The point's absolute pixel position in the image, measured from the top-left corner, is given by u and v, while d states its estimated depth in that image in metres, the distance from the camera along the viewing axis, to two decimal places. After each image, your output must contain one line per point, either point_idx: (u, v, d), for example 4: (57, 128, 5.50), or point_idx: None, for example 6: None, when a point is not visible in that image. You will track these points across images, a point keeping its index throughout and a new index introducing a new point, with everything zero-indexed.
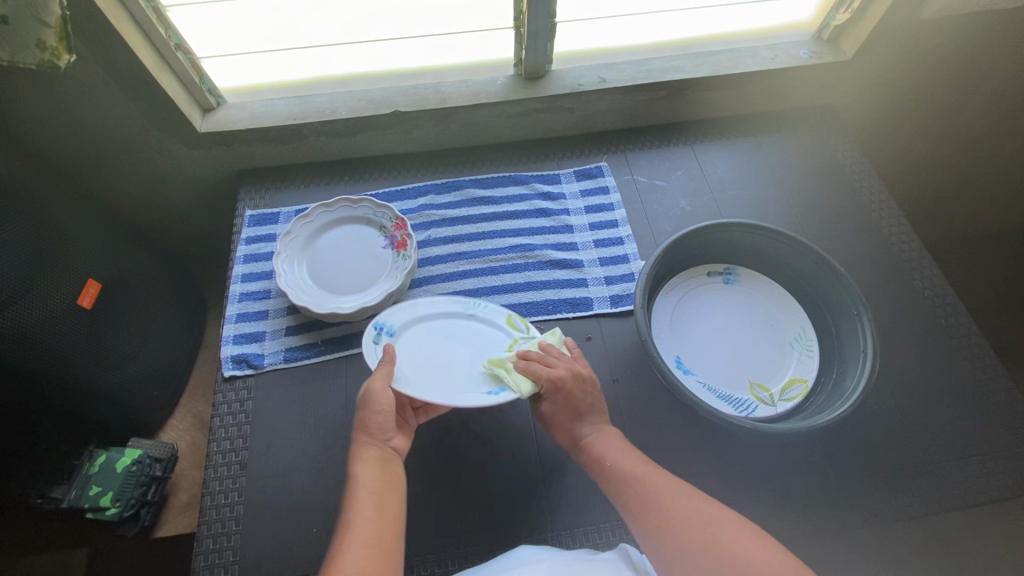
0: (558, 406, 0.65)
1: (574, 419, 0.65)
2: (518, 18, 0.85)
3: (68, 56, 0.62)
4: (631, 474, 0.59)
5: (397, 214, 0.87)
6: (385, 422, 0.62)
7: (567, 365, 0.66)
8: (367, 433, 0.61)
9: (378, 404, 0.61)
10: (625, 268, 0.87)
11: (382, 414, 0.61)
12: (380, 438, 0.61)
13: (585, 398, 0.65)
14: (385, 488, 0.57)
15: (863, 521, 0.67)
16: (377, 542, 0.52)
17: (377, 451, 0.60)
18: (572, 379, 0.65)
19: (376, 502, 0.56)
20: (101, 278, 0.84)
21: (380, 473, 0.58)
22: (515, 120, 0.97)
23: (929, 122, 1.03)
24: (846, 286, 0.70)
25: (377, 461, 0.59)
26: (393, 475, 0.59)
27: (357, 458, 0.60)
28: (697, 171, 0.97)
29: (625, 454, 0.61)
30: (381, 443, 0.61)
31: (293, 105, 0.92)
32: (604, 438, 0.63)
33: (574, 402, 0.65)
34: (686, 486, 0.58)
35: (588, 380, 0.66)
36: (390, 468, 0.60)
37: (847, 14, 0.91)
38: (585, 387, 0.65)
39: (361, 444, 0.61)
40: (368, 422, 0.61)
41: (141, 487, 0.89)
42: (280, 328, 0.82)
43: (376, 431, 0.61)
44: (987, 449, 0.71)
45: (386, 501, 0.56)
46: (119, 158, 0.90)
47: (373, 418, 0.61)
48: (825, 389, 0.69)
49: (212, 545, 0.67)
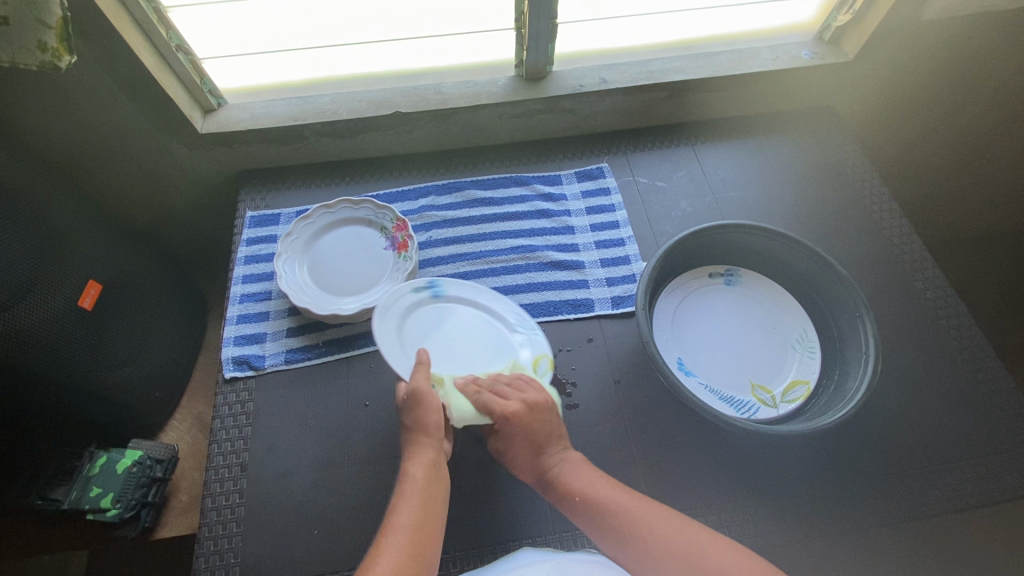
0: (515, 438, 0.62)
1: (535, 453, 0.62)
2: (519, 18, 0.85)
3: (69, 57, 0.62)
4: (603, 499, 0.58)
5: (398, 215, 0.87)
6: (437, 424, 0.61)
7: (520, 397, 0.63)
8: (421, 433, 0.60)
9: (431, 405, 0.61)
10: (626, 270, 0.87)
11: (435, 414, 0.61)
12: (436, 439, 0.60)
13: (542, 428, 0.62)
14: (432, 494, 0.57)
15: (865, 523, 0.67)
16: (416, 551, 0.52)
17: (432, 453, 0.59)
18: (527, 410, 0.62)
19: (420, 508, 0.55)
20: (102, 279, 0.84)
21: (431, 478, 0.58)
22: (515, 120, 0.97)
23: (930, 123, 1.03)
24: (848, 288, 0.69)
25: (429, 464, 0.58)
26: (441, 481, 0.58)
27: (411, 458, 0.59)
28: (699, 172, 0.97)
29: (596, 479, 0.60)
30: (436, 446, 0.60)
31: (293, 106, 0.92)
32: (568, 466, 0.61)
33: (533, 436, 0.62)
34: (658, 507, 0.57)
35: (544, 410, 0.63)
36: (440, 473, 0.59)
37: (849, 15, 0.91)
38: (542, 416, 0.63)
39: (416, 443, 0.60)
40: (423, 422, 0.60)
41: (141, 488, 0.89)
42: (281, 330, 0.82)
43: (432, 432, 0.60)
44: (989, 451, 0.71)
45: (431, 509, 0.56)
46: (120, 159, 0.90)
47: (427, 418, 0.60)
48: (827, 391, 0.69)
49: (213, 547, 0.67)
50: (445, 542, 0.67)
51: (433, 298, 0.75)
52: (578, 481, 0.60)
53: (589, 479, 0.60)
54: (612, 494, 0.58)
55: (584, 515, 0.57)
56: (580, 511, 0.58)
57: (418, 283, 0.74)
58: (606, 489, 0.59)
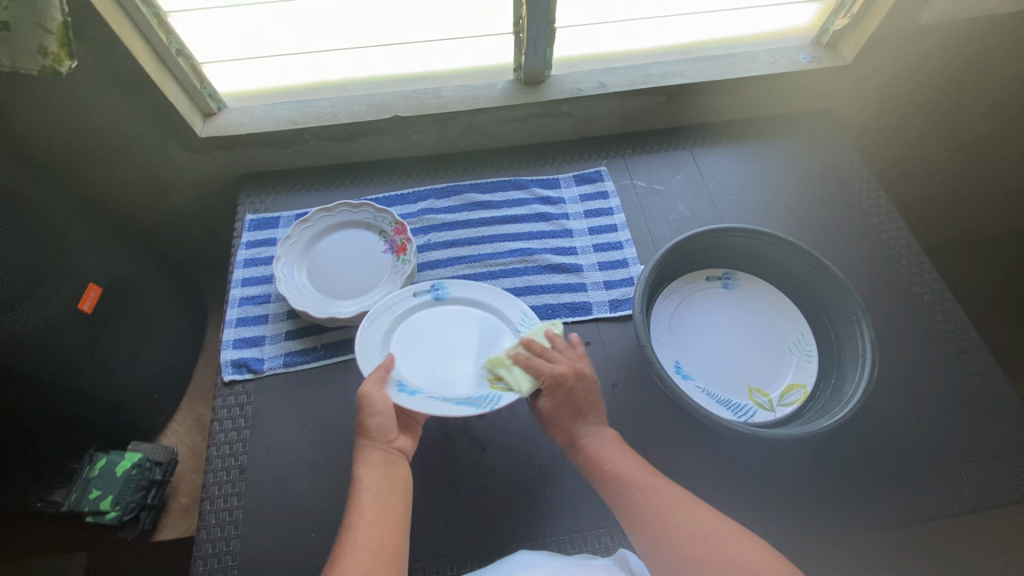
0: (559, 402, 0.64)
1: (573, 419, 0.64)
2: (518, 23, 0.86)
3: (70, 62, 0.62)
4: (635, 480, 0.58)
5: (396, 218, 0.87)
6: (382, 425, 0.61)
7: (569, 363, 0.65)
8: (365, 436, 0.61)
9: (375, 408, 0.61)
10: (624, 273, 0.87)
11: (380, 416, 0.61)
12: (383, 441, 0.61)
13: (586, 395, 0.64)
14: (387, 491, 0.57)
15: (861, 526, 0.67)
16: (377, 546, 0.52)
17: (382, 453, 0.60)
18: (575, 376, 0.64)
19: (378, 505, 0.56)
20: (102, 282, 0.84)
21: (382, 475, 0.58)
22: (514, 124, 0.98)
23: (928, 127, 1.03)
24: (845, 291, 0.70)
25: (379, 464, 0.59)
26: (397, 477, 0.59)
27: (360, 460, 0.60)
28: (697, 176, 0.97)
29: (629, 461, 0.61)
30: (384, 445, 0.61)
31: (293, 110, 0.93)
32: (602, 440, 0.63)
33: (575, 401, 0.64)
34: (683, 494, 0.57)
35: (588, 378, 0.65)
36: (394, 469, 0.60)
37: (846, 19, 0.91)
38: (589, 383, 0.65)
39: (362, 447, 0.61)
40: (366, 426, 0.61)
41: (140, 491, 0.90)
42: (280, 333, 0.82)
43: (378, 435, 0.61)
44: (986, 454, 0.71)
45: (389, 505, 0.56)
46: (120, 162, 0.90)
47: (369, 422, 0.61)
48: (824, 394, 0.69)
49: (211, 549, 0.67)
50: (442, 545, 0.67)
51: (433, 301, 0.75)
52: (611, 459, 0.61)
53: (623, 459, 0.61)
54: (644, 476, 0.59)
55: (614, 494, 0.58)
56: (611, 490, 0.59)
57: (422, 286, 0.75)
58: (639, 471, 0.60)
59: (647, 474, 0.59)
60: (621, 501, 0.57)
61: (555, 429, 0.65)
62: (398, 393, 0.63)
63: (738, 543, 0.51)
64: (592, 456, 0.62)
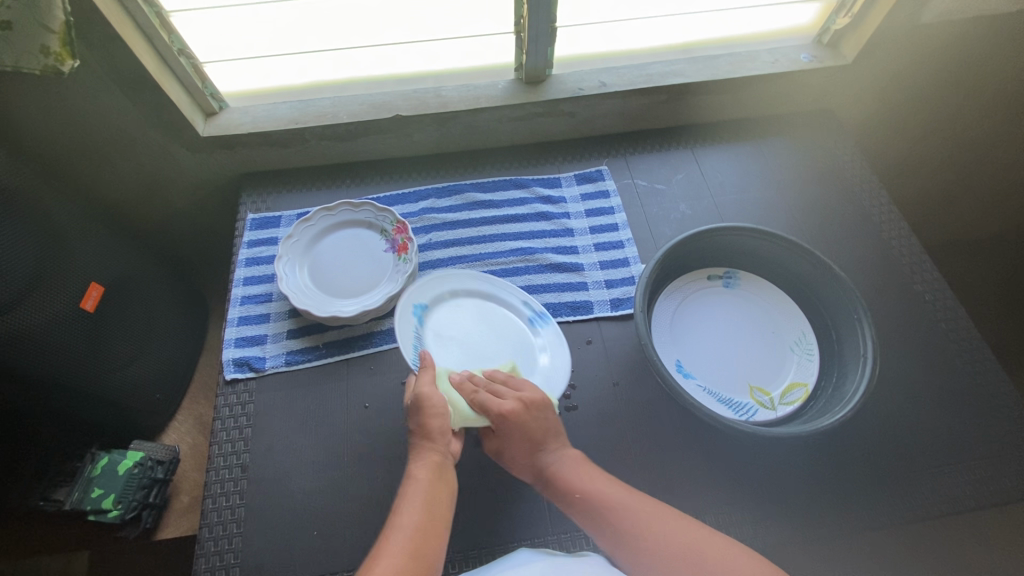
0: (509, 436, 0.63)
1: (529, 450, 0.63)
2: (519, 22, 0.86)
3: (72, 62, 0.62)
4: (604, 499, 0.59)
5: (398, 218, 0.87)
6: (440, 429, 0.62)
7: (514, 396, 0.64)
8: (424, 438, 0.62)
9: (438, 410, 0.62)
10: (625, 272, 0.87)
11: (441, 419, 0.62)
12: (442, 446, 0.62)
13: (538, 426, 0.63)
14: (435, 497, 0.57)
15: (862, 525, 0.67)
16: (417, 550, 0.52)
17: (437, 458, 0.61)
18: (523, 408, 0.63)
19: (424, 508, 0.56)
20: (104, 281, 0.85)
21: (434, 480, 0.59)
22: (515, 124, 0.98)
23: (928, 127, 1.03)
24: (846, 290, 0.70)
25: (433, 468, 0.60)
26: (446, 484, 0.59)
27: (415, 461, 0.61)
28: (697, 175, 0.97)
29: (597, 478, 0.61)
30: (441, 450, 0.61)
31: (294, 110, 0.93)
32: (567, 463, 0.62)
33: (530, 433, 0.63)
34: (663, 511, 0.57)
35: (535, 412, 0.64)
36: (445, 475, 0.60)
37: (847, 18, 0.91)
38: (539, 415, 0.64)
39: (421, 448, 0.61)
40: (426, 428, 0.62)
41: (142, 490, 0.90)
42: (282, 331, 0.82)
43: (437, 438, 0.62)
44: (987, 453, 0.71)
45: (435, 510, 0.56)
46: (121, 162, 0.90)
47: (430, 424, 0.62)
48: (825, 393, 0.69)
49: (213, 547, 0.67)
50: (444, 543, 0.67)
51: (524, 321, 0.78)
52: (575, 478, 0.61)
53: (589, 479, 0.61)
54: (613, 493, 0.59)
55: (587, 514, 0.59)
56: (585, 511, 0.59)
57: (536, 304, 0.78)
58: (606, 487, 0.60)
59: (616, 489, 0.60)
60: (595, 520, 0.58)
61: (513, 461, 0.64)
62: (408, 309, 0.73)
63: (718, 545, 0.53)
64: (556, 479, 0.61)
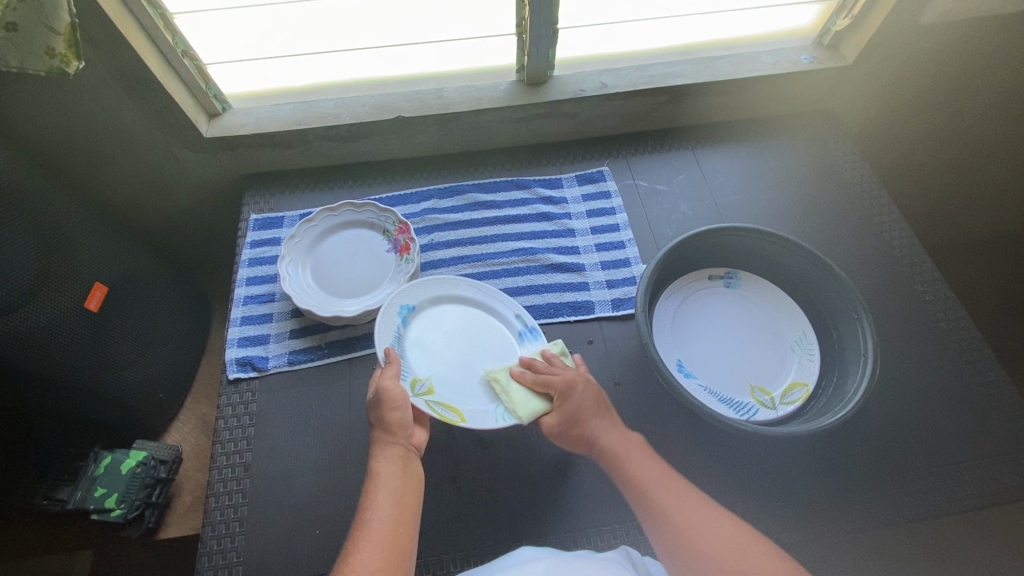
0: (574, 408, 0.63)
1: (588, 422, 0.63)
2: (521, 24, 0.86)
3: (77, 63, 0.63)
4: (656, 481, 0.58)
5: (400, 218, 0.88)
6: (402, 421, 0.62)
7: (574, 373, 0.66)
8: (387, 432, 0.62)
9: (398, 403, 0.62)
10: (626, 272, 0.87)
11: (400, 412, 0.62)
12: (402, 438, 0.62)
13: (597, 400, 0.64)
14: (401, 491, 0.58)
15: (863, 524, 0.67)
16: (390, 546, 0.53)
17: (399, 451, 0.61)
18: (584, 383, 0.65)
19: (391, 504, 0.56)
20: (108, 281, 0.85)
21: (399, 473, 0.59)
22: (517, 125, 0.98)
23: (929, 128, 1.03)
24: (846, 290, 0.70)
25: (396, 461, 0.60)
26: (412, 476, 0.59)
27: (378, 455, 0.60)
28: (698, 176, 0.98)
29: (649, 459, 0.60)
30: (402, 442, 0.61)
31: (297, 111, 0.93)
32: (623, 441, 0.62)
33: (588, 404, 0.64)
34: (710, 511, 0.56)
35: (591, 389, 0.65)
36: (409, 467, 0.60)
37: (848, 20, 0.91)
38: (597, 391, 0.65)
39: (382, 442, 0.61)
40: (387, 421, 0.62)
41: (145, 489, 0.90)
42: (284, 331, 0.83)
43: (398, 431, 0.62)
44: (988, 453, 0.71)
45: (402, 504, 0.57)
46: (124, 162, 0.90)
47: (390, 417, 0.62)
48: (826, 393, 0.69)
49: (216, 546, 0.68)
50: (446, 542, 0.67)
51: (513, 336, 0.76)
52: (632, 457, 0.61)
53: (645, 464, 0.60)
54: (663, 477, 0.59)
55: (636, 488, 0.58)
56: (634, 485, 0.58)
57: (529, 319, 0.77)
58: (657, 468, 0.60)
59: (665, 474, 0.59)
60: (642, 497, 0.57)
61: (569, 438, 0.63)
62: (393, 310, 0.73)
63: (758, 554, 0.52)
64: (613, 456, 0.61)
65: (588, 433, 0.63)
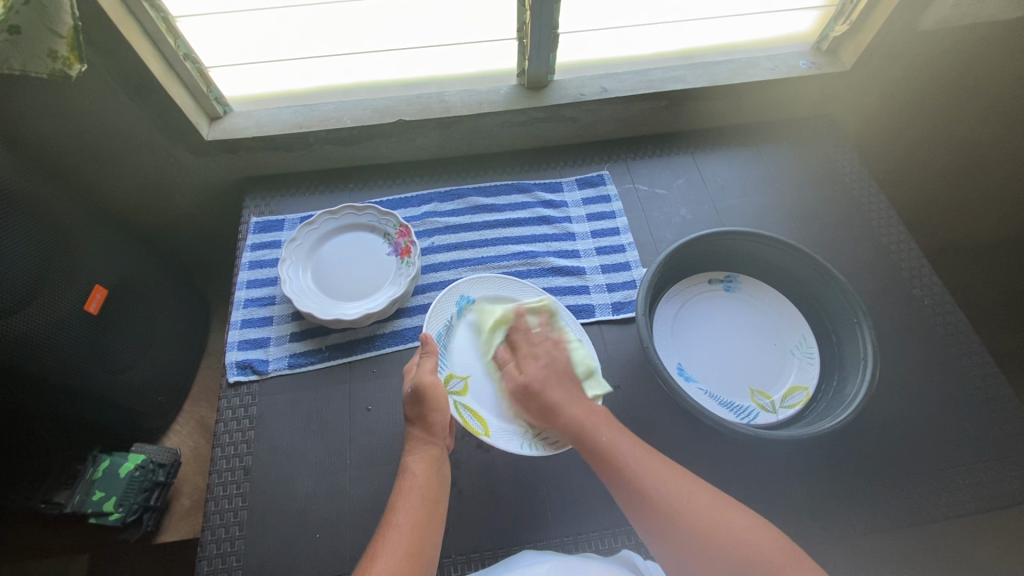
0: (529, 377, 0.63)
1: (549, 397, 0.62)
2: (522, 28, 0.86)
3: (79, 65, 0.63)
4: (653, 480, 0.54)
5: (401, 221, 0.88)
6: (446, 424, 0.63)
7: (546, 347, 0.66)
8: (425, 430, 0.62)
9: (433, 405, 0.63)
10: (627, 276, 0.88)
11: (441, 414, 0.63)
12: (439, 439, 0.63)
13: (557, 373, 0.64)
14: (430, 493, 0.58)
15: (861, 524, 0.68)
16: (415, 549, 0.53)
17: (435, 451, 0.62)
18: (546, 358, 0.65)
19: (421, 505, 0.56)
20: (108, 284, 0.85)
21: (430, 476, 0.59)
22: (517, 129, 0.98)
23: (927, 135, 1.04)
24: (846, 295, 0.69)
25: (430, 460, 0.61)
26: (441, 480, 0.60)
27: (413, 454, 0.61)
28: (697, 179, 0.98)
29: (629, 444, 0.58)
30: (439, 444, 0.62)
31: (298, 114, 0.94)
32: (592, 415, 0.60)
33: (558, 376, 0.63)
34: (694, 480, 0.55)
35: (551, 367, 0.64)
36: (440, 470, 0.61)
37: (846, 26, 0.93)
38: (561, 367, 0.65)
39: (417, 439, 0.62)
40: (428, 420, 0.62)
41: (143, 493, 0.89)
42: (285, 334, 0.82)
43: (437, 432, 0.63)
44: (987, 456, 0.71)
45: (431, 506, 0.57)
46: (122, 165, 0.90)
47: (432, 417, 0.63)
48: (826, 397, 0.69)
49: (216, 549, 0.67)
50: (447, 545, 0.67)
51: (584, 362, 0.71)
52: (606, 438, 0.58)
53: (615, 433, 0.59)
54: (659, 474, 0.55)
55: (628, 496, 0.54)
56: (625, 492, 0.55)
57: (591, 349, 0.72)
58: (640, 458, 0.56)
59: (655, 465, 0.56)
60: (623, 487, 0.55)
61: (529, 404, 0.63)
62: (453, 296, 0.75)
63: (744, 523, 0.51)
64: (588, 438, 0.59)
65: (550, 406, 0.61)
